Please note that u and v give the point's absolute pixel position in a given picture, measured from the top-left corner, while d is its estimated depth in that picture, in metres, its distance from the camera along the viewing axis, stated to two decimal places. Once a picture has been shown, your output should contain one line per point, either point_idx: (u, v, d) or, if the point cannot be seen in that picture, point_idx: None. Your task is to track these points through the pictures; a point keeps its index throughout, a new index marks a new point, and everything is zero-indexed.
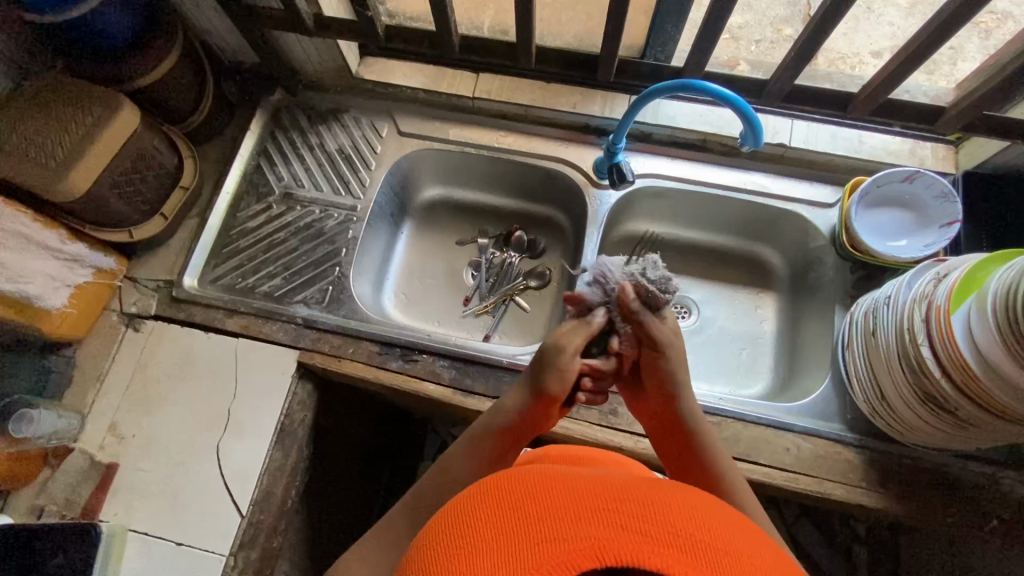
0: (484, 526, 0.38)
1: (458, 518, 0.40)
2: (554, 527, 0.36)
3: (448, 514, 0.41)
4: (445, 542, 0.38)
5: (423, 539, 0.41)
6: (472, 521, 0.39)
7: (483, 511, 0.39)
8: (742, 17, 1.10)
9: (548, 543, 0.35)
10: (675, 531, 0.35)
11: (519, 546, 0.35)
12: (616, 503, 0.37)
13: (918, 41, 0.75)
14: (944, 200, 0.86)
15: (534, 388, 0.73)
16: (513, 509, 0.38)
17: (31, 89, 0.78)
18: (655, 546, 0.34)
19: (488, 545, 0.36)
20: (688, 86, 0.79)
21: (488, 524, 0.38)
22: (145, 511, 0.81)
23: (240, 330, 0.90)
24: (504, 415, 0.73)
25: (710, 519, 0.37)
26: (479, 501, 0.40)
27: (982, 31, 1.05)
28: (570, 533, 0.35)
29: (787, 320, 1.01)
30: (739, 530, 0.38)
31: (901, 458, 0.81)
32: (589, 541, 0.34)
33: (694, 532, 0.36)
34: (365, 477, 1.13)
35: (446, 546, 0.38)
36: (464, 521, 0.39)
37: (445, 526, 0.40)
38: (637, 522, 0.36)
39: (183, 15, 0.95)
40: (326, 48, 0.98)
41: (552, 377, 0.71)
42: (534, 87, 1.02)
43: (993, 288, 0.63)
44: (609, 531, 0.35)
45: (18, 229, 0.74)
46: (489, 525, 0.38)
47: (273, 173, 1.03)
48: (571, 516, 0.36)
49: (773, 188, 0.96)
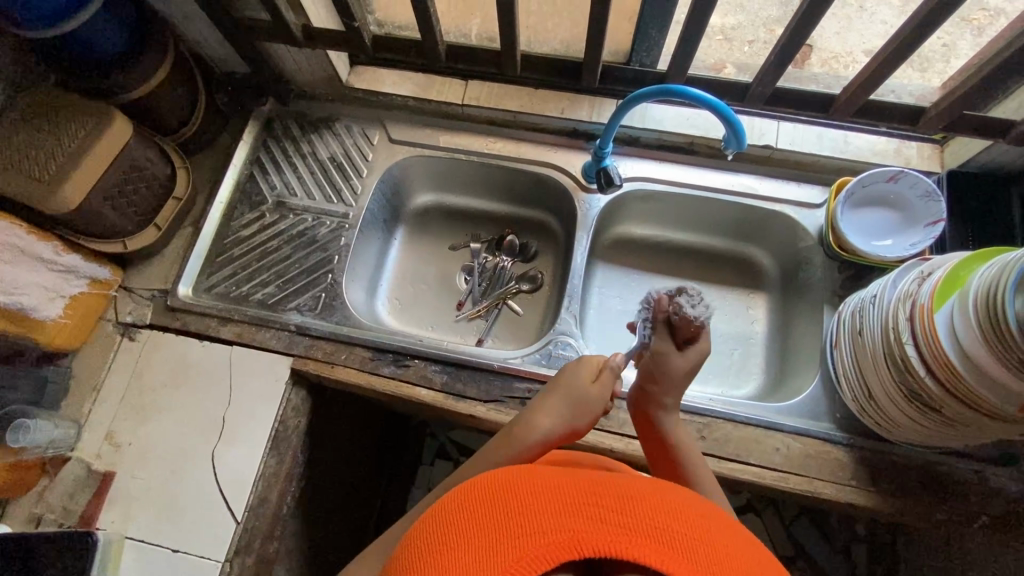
0: (468, 522, 0.38)
1: (443, 515, 0.40)
2: (534, 521, 0.36)
3: (434, 511, 0.42)
4: (429, 539, 0.39)
5: (410, 534, 0.42)
6: (454, 518, 0.39)
7: (466, 506, 0.40)
8: (735, 18, 1.10)
9: (528, 536, 0.36)
10: (652, 522, 0.36)
11: (499, 540, 0.36)
12: (595, 497, 0.37)
13: (897, 43, 0.76)
14: (930, 198, 0.87)
15: (558, 418, 0.70)
16: (493, 506, 0.38)
17: (24, 104, 0.79)
18: (633, 537, 0.35)
19: (471, 540, 0.37)
20: (672, 90, 0.81)
21: (472, 518, 0.38)
22: (141, 519, 0.82)
23: (234, 338, 0.91)
24: (525, 443, 0.69)
25: (687, 510, 0.38)
26: (463, 497, 0.40)
27: (975, 28, 1.05)
28: (550, 527, 0.36)
29: (778, 320, 1.01)
30: (716, 521, 0.39)
31: (890, 456, 0.81)
32: (568, 533, 0.35)
33: (672, 524, 0.36)
34: (363, 482, 1.14)
35: (430, 542, 0.39)
36: (448, 517, 0.40)
37: (430, 523, 0.41)
38: (615, 516, 0.36)
39: (174, 28, 0.97)
40: (315, 58, 0.99)
41: (585, 416, 0.71)
42: (522, 93, 1.03)
43: (974, 284, 0.64)
44: (587, 524, 0.36)
45: (13, 241, 0.75)
46: (471, 521, 0.38)
47: (266, 181, 1.04)
48: (550, 510, 0.37)
49: (761, 190, 0.97)
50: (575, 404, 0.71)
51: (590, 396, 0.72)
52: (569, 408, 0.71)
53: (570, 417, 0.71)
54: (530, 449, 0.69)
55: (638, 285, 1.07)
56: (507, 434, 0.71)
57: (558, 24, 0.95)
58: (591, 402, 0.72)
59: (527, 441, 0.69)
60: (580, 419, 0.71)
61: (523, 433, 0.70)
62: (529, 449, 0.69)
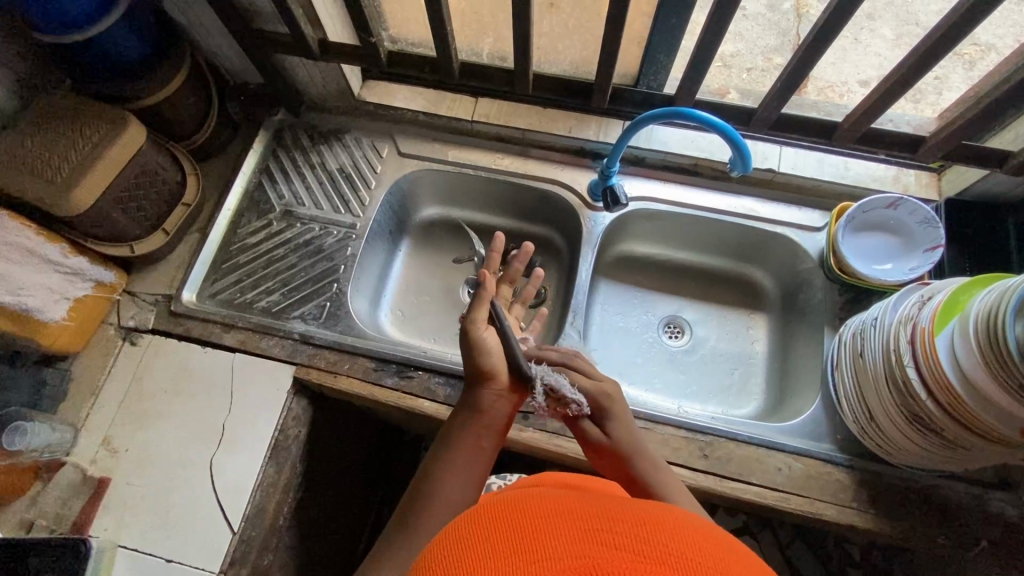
0: (477, 548, 0.35)
1: (451, 540, 0.37)
2: (549, 546, 0.33)
3: (442, 537, 0.39)
4: (434, 567, 0.36)
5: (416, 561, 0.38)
6: (468, 539, 0.36)
7: (472, 534, 0.37)
8: (734, 46, 1.13)
9: (538, 562, 0.33)
10: (666, 549, 0.33)
11: (512, 564, 0.33)
12: (608, 523, 0.35)
13: (897, 75, 0.78)
14: (927, 225, 0.89)
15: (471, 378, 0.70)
16: (503, 528, 0.36)
17: (39, 109, 0.81)
18: (648, 565, 0.32)
19: (481, 564, 0.34)
20: (678, 113, 0.83)
21: (480, 544, 0.35)
22: (135, 527, 0.80)
23: (238, 345, 0.91)
24: (461, 427, 0.67)
25: (702, 538, 0.35)
26: (473, 521, 0.38)
27: (966, 62, 1.08)
28: (566, 551, 0.33)
29: (776, 341, 1.02)
30: (733, 552, 0.36)
31: (890, 479, 0.82)
32: (584, 559, 0.32)
33: (687, 550, 0.34)
34: (357, 497, 1.12)
35: (437, 567, 0.35)
36: (455, 542, 0.37)
37: (439, 548, 0.38)
38: (630, 542, 0.33)
39: (190, 38, 0.98)
40: (330, 72, 1.01)
41: (493, 354, 0.70)
42: (531, 112, 1.06)
43: (975, 310, 0.65)
44: (603, 550, 0.33)
45: (19, 242, 0.76)
46: (483, 544, 0.35)
47: (275, 190, 1.05)
48: (564, 535, 0.34)
49: (762, 213, 0.99)
50: (468, 358, 0.71)
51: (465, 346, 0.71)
52: (467, 363, 0.71)
53: (480, 369, 0.69)
54: (485, 422, 0.66)
55: (639, 302, 1.08)
56: (453, 417, 0.69)
57: (568, 47, 0.97)
58: (471, 350, 0.70)
59: (461, 423, 0.67)
60: (487, 362, 0.69)
61: (461, 417, 0.68)
62: (485, 421, 0.66)
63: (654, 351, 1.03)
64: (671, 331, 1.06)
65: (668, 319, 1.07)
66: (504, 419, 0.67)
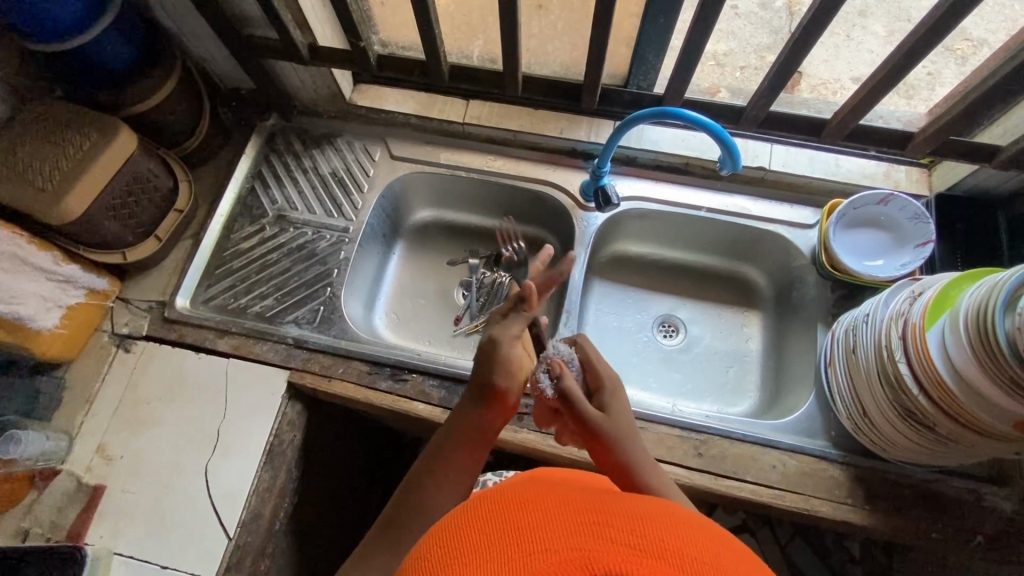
0: (477, 541, 0.35)
1: (447, 528, 0.38)
2: (543, 537, 0.34)
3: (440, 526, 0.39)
4: (432, 555, 0.36)
5: (409, 556, 0.38)
6: (465, 532, 0.36)
7: (467, 527, 0.37)
8: (727, 45, 1.13)
9: (534, 554, 0.33)
10: (663, 544, 0.33)
11: (509, 559, 0.33)
12: (603, 517, 0.35)
13: (885, 70, 0.78)
14: (919, 220, 0.89)
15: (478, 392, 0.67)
16: (501, 520, 0.36)
17: (30, 118, 0.81)
18: (643, 557, 0.32)
19: (478, 558, 0.34)
20: (667, 113, 0.83)
21: (477, 540, 0.35)
22: (130, 535, 0.80)
23: (231, 350, 0.91)
24: (457, 440, 0.65)
25: (697, 533, 0.35)
26: (469, 511, 0.38)
27: (958, 57, 1.08)
28: (561, 543, 0.33)
29: (771, 338, 1.02)
30: (729, 549, 0.35)
31: (886, 474, 0.82)
32: (580, 552, 0.32)
33: (683, 545, 0.33)
34: (355, 501, 1.13)
35: (432, 564, 0.35)
36: (451, 533, 0.37)
37: (435, 541, 0.38)
38: (625, 535, 0.33)
39: (180, 44, 0.98)
40: (320, 76, 1.01)
41: (507, 372, 0.67)
42: (522, 113, 1.06)
43: (965, 304, 0.65)
44: (598, 543, 0.32)
45: (12, 250, 0.76)
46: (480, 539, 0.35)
47: (267, 196, 1.05)
48: (560, 528, 0.34)
49: (753, 211, 0.99)
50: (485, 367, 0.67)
51: (485, 350, 0.67)
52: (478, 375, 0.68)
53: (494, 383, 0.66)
54: (471, 431, 0.66)
55: (634, 301, 1.08)
56: (447, 425, 0.68)
57: (557, 48, 0.97)
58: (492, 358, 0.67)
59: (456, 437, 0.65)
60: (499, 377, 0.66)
61: (456, 432, 0.66)
62: (475, 435, 0.65)
63: (649, 350, 1.03)
64: (667, 331, 1.06)
65: (662, 318, 1.07)
66: (490, 425, 0.66)
